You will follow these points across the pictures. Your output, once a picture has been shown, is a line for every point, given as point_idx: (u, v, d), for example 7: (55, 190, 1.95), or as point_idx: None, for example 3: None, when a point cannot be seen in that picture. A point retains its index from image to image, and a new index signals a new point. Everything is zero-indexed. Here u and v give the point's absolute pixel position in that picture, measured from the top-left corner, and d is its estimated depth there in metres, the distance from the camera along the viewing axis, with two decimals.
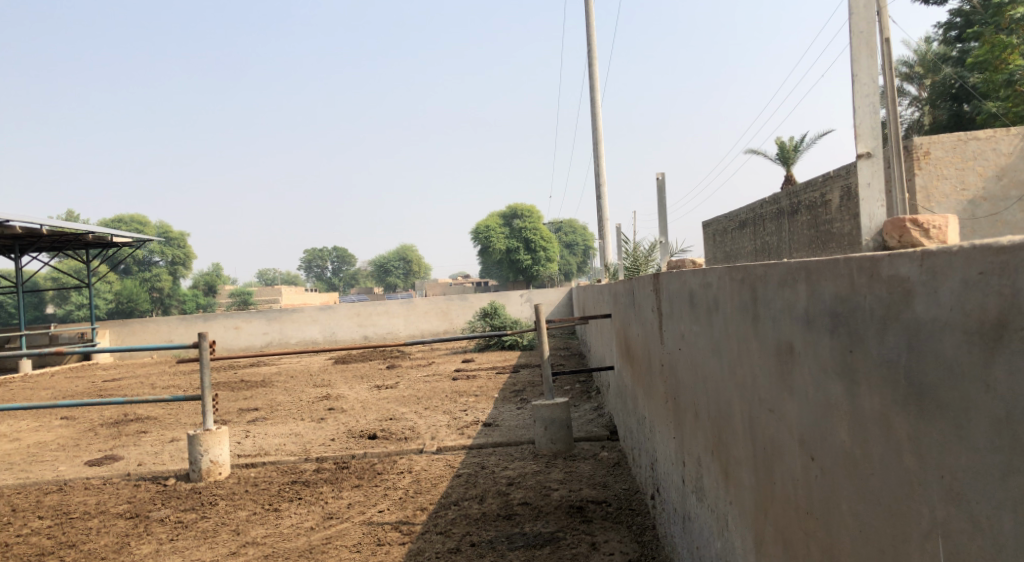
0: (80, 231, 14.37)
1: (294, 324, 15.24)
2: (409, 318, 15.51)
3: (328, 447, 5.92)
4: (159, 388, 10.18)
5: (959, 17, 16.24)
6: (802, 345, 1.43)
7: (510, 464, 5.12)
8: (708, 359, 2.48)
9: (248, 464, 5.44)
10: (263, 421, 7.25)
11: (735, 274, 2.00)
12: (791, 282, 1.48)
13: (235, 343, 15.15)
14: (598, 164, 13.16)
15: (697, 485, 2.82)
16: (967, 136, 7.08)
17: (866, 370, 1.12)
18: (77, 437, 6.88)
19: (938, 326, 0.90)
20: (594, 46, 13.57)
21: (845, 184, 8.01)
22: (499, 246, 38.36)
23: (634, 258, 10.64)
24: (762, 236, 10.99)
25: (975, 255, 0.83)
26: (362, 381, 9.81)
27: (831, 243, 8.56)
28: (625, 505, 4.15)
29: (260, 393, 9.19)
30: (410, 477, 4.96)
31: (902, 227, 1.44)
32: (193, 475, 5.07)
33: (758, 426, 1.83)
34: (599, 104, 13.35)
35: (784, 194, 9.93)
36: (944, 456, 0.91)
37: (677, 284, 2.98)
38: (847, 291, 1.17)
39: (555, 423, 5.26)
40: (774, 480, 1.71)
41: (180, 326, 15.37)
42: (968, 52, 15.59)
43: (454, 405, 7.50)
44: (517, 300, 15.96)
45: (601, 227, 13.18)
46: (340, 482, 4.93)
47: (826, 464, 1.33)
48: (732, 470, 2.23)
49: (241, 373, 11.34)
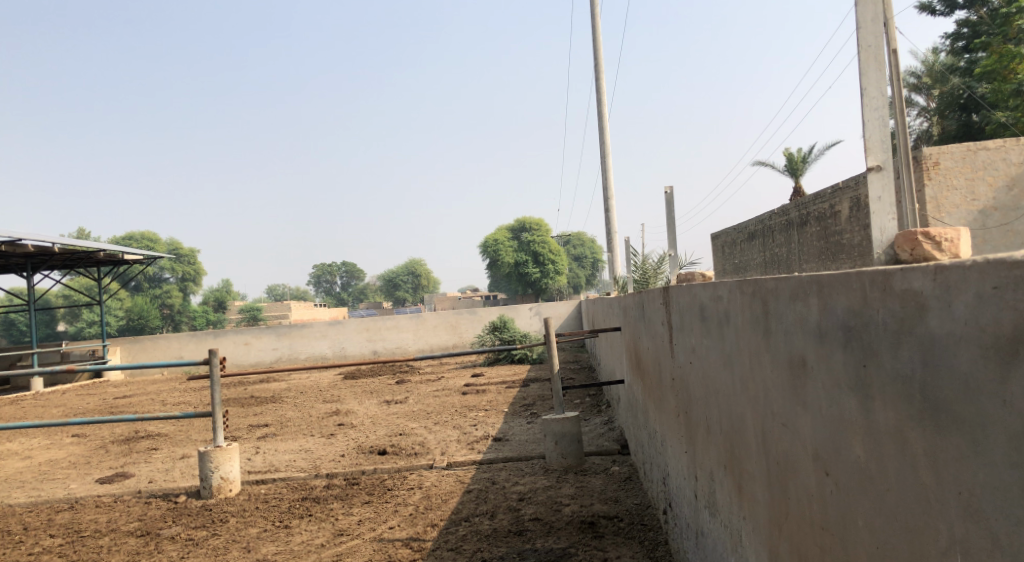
0: (91, 248, 14.52)
1: (303, 339, 15.28)
2: (419, 333, 15.53)
3: (338, 463, 5.91)
4: (170, 405, 10.21)
5: (966, 27, 16.23)
6: (815, 358, 1.42)
7: (521, 478, 5.10)
8: (719, 372, 2.46)
9: (258, 481, 5.43)
10: (273, 437, 7.25)
11: (746, 287, 1.98)
12: (803, 297, 1.47)
13: (245, 359, 15.19)
14: (605, 178, 13.19)
15: (710, 499, 2.79)
16: (977, 146, 7.05)
17: (880, 383, 1.11)
18: (89, 454, 6.91)
19: (953, 341, 0.89)
20: (601, 61, 13.66)
21: (853, 195, 7.95)
22: (508, 260, 38.47)
23: (643, 271, 10.62)
24: (771, 248, 10.94)
25: (989, 270, 0.82)
26: (371, 396, 9.81)
27: (841, 255, 8.50)
28: (637, 520, 4.12)
29: (270, 409, 9.20)
30: (420, 493, 4.94)
31: (913, 241, 1.42)
32: (204, 492, 5.07)
33: (772, 440, 1.82)
34: (606, 117, 13.40)
35: (793, 205, 9.89)
36: (961, 471, 0.90)
37: (687, 297, 2.97)
38: (859, 305, 1.17)
39: (565, 437, 5.23)
40: (789, 495, 1.69)
41: (190, 343, 15.45)
42: (976, 62, 15.58)
43: (463, 419, 7.48)
44: (526, 313, 15.95)
45: (609, 240, 13.20)
46: (350, 498, 4.92)
47: (842, 480, 1.32)
48: (745, 486, 2.21)
49: (251, 389, 11.38)
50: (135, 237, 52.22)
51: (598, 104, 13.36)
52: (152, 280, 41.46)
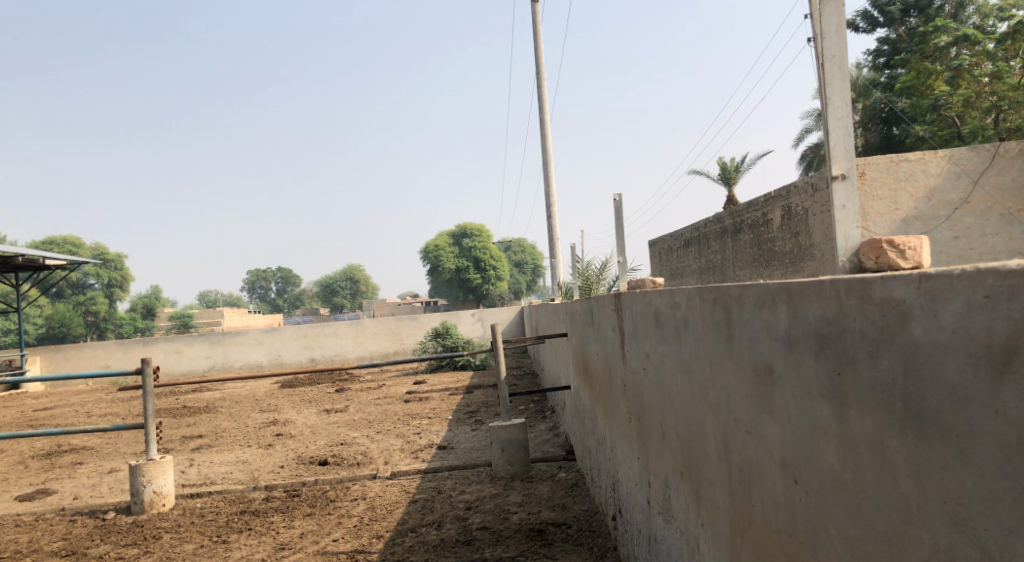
0: (8, 252, 13.63)
1: (238, 347, 14.76)
2: (358, 340, 15.25)
3: (277, 475, 5.70)
4: (96, 417, 9.66)
5: (886, 45, 17.19)
6: (783, 366, 1.42)
7: (467, 487, 5.02)
8: (676, 379, 2.46)
9: (193, 494, 5.18)
10: (207, 449, 6.95)
11: (706, 295, 1.99)
12: (770, 304, 1.47)
13: (176, 368, 14.55)
14: (548, 184, 13.30)
15: (665, 506, 2.79)
16: (899, 157, 7.34)
17: (856, 392, 1.11)
18: (4, 471, 6.44)
19: (938, 350, 0.90)
20: (544, 68, 13.75)
21: (785, 204, 8.14)
22: (449, 265, 38.20)
23: (586, 277, 10.72)
24: (706, 255, 11.22)
25: (980, 279, 0.83)
26: (310, 405, 9.53)
27: (773, 261, 8.77)
28: (586, 526, 4.11)
29: (204, 420, 8.82)
30: (364, 504, 4.80)
31: (878, 248, 1.55)
32: (134, 508, 4.80)
33: (734, 448, 1.82)
34: (548, 124, 13.50)
35: (727, 213, 10.18)
36: (947, 480, 0.90)
37: (641, 304, 2.98)
38: (834, 312, 1.17)
39: (512, 444, 5.17)
40: (752, 503, 1.69)
41: (117, 352, 14.69)
42: (896, 78, 16.48)
43: (407, 428, 7.35)
44: (468, 320, 15.86)
45: (551, 245, 13.29)
46: (291, 510, 4.74)
47: (812, 488, 1.32)
48: (703, 493, 2.21)
49: (184, 399, 10.88)
50: (56, 240, 49.44)
51: (540, 111, 13.45)
52: (75, 286, 39.23)
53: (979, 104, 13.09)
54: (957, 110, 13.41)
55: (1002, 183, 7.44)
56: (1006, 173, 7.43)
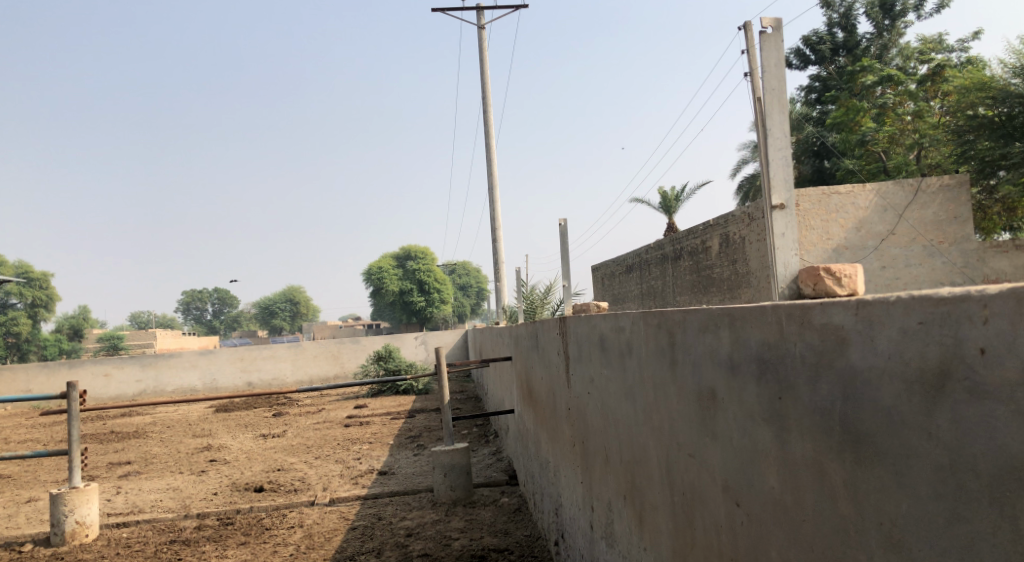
0: None
1: (171, 370, 14.18)
2: (297, 363, 14.82)
3: (210, 502, 5.46)
4: (13, 444, 9.05)
5: (817, 82, 18.08)
6: (725, 391, 1.45)
7: (408, 514, 4.90)
8: (620, 404, 2.48)
9: (118, 524, 4.89)
10: (136, 475, 6.63)
11: (650, 319, 2.02)
12: (712, 328, 1.50)
13: (103, 392, 13.82)
14: (493, 207, 13.36)
15: (607, 530, 2.79)
16: (830, 191, 7.71)
17: (796, 416, 1.13)
18: None
19: (876, 375, 0.92)
20: (489, 94, 13.89)
21: (723, 232, 8.41)
22: (392, 288, 37.80)
23: (532, 301, 10.76)
24: (648, 280, 11.41)
25: (913, 305, 0.85)
26: (245, 430, 9.17)
27: (711, 288, 9.00)
28: (528, 552, 4.06)
29: (133, 446, 8.38)
30: (301, 532, 4.63)
31: (817, 276, 1.65)
32: (53, 539, 4.50)
33: (676, 470, 1.84)
34: (494, 149, 13.63)
35: (667, 240, 10.42)
36: (883, 502, 0.92)
37: (586, 327, 2.99)
38: (775, 338, 1.19)
39: (454, 470, 5.07)
40: (694, 524, 1.70)
41: (40, 375, 13.88)
42: (827, 113, 17.28)
43: (347, 453, 7.16)
44: (412, 343, 15.64)
45: (497, 269, 13.30)
46: (224, 539, 4.53)
47: (751, 510, 1.34)
48: (646, 516, 2.21)
49: (112, 424, 10.33)
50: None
51: (486, 136, 13.56)
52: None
53: (902, 141, 13.87)
54: (882, 145, 14.06)
55: (925, 217, 7.82)
56: (929, 207, 7.81)
